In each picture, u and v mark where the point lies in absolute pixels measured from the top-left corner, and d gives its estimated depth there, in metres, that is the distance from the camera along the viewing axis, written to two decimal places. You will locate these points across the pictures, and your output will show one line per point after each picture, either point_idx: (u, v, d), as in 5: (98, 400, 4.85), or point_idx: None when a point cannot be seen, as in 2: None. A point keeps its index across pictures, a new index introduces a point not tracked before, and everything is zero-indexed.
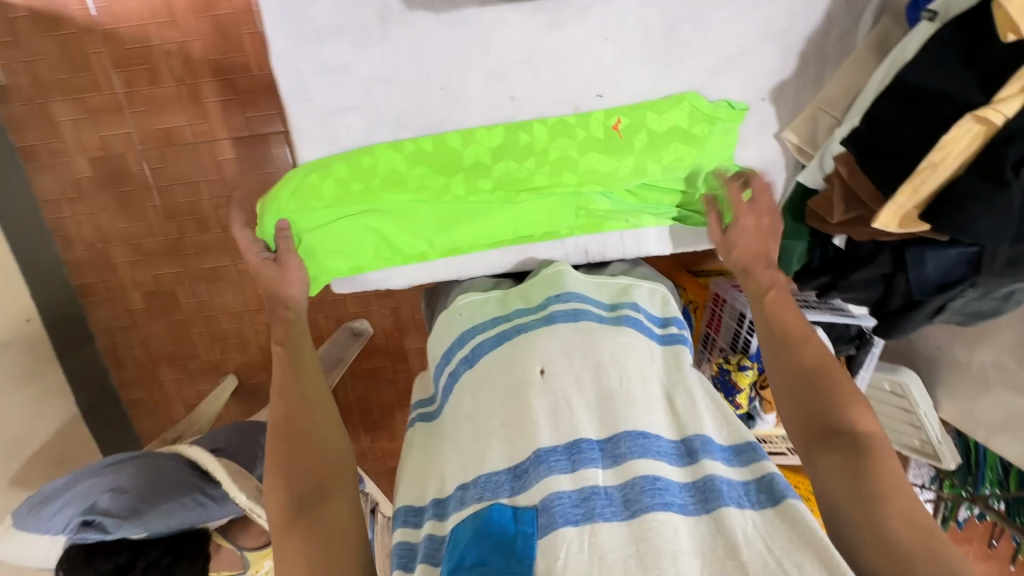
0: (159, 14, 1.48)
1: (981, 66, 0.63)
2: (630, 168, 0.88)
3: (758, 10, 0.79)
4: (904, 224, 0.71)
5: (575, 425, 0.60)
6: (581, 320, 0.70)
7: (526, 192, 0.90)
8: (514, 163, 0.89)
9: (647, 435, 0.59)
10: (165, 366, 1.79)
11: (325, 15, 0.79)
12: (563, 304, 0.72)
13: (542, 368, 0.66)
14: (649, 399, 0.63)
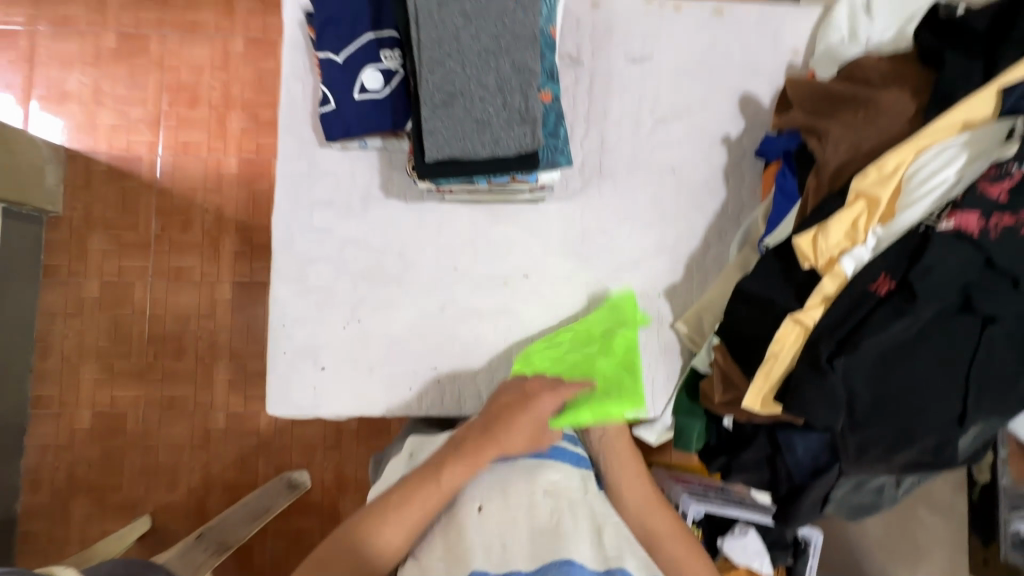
0: (209, 182, 1.84)
1: (796, 284, 0.80)
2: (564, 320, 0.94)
3: (649, 232, 1.02)
4: (766, 406, 0.80)
5: (507, 560, 0.64)
6: (519, 461, 0.78)
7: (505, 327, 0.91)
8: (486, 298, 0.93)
9: (572, 563, 0.61)
10: (89, 495, 1.73)
11: (322, 192, 0.98)
12: None
13: (479, 505, 0.71)
14: (578, 533, 0.66)
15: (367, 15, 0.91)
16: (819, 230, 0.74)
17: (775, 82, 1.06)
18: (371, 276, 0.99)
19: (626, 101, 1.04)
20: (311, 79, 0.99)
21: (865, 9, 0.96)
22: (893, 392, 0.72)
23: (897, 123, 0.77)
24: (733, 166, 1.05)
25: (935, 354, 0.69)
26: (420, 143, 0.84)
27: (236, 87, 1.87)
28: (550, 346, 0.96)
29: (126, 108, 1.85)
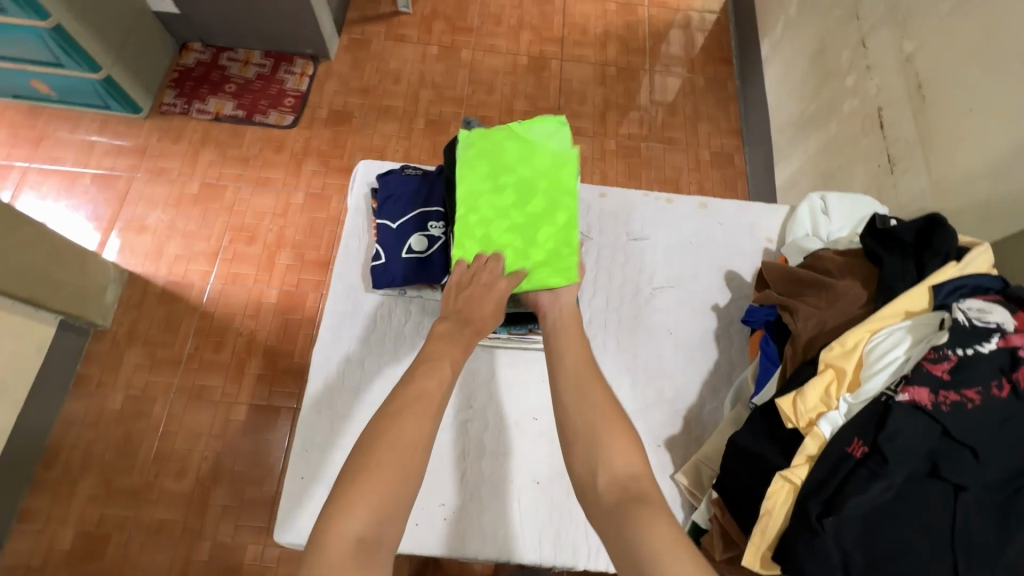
0: (249, 308, 2.02)
1: (782, 442, 0.88)
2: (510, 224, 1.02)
3: (649, 385, 1.13)
4: (765, 565, 0.83)
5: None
6: None
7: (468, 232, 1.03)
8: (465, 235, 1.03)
9: None
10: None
11: (361, 329, 1.13)
12: None
13: None
14: None
15: (421, 194, 1.15)
16: (797, 393, 0.85)
17: (754, 263, 1.25)
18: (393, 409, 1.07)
19: (627, 270, 1.23)
20: (366, 237, 1.19)
21: (822, 213, 1.19)
22: (883, 556, 0.75)
23: (855, 307, 0.92)
24: (723, 330, 1.19)
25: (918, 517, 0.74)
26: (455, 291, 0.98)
27: (289, 231, 2.15)
28: (507, 194, 1.05)
29: (192, 241, 2.12)
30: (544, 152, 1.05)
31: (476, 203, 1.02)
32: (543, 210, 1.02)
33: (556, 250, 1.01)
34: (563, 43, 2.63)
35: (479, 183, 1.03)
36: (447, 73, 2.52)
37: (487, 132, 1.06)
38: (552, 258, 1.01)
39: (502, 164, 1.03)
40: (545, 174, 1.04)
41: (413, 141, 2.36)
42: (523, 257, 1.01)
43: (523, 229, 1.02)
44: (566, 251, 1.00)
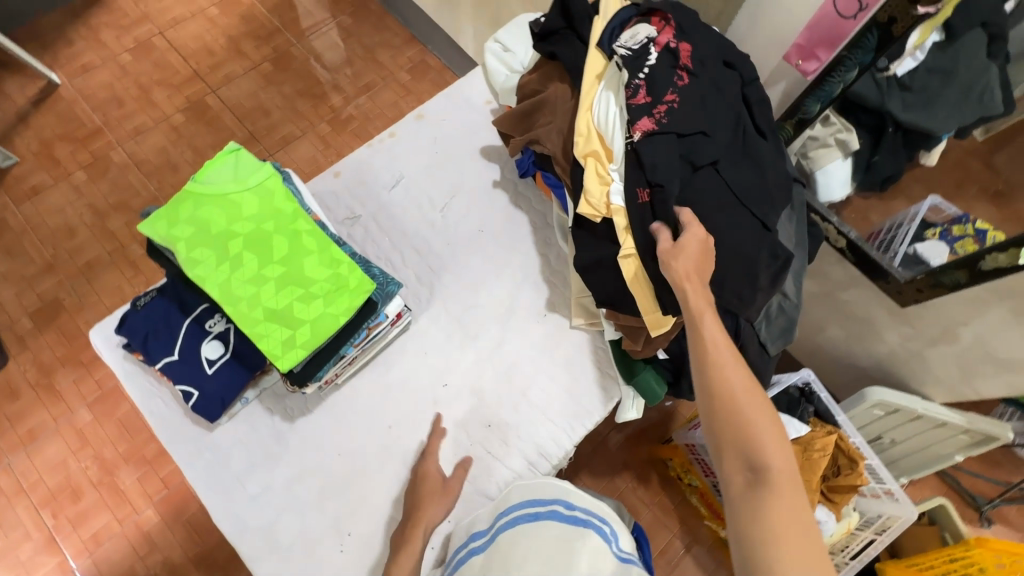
0: (140, 548, 1.71)
1: (606, 235, 0.98)
2: (277, 281, 0.87)
3: (501, 281, 1.18)
4: (662, 323, 0.94)
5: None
6: (519, 525, 0.90)
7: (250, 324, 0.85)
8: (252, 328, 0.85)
9: None
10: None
11: (239, 462, 1.01)
12: (504, 517, 0.93)
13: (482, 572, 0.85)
14: None
15: (176, 310, 1.01)
16: (585, 194, 0.94)
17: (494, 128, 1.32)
18: (332, 492, 1.00)
19: (411, 213, 1.23)
20: (166, 389, 1.04)
21: (503, 51, 1.25)
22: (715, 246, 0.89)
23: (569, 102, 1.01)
24: (516, 195, 1.26)
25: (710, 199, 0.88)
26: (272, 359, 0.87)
27: (107, 450, 1.80)
28: (244, 267, 0.86)
29: (13, 554, 1.69)
30: (244, 196, 0.88)
31: (229, 294, 0.84)
32: (298, 252, 0.88)
33: (334, 276, 0.89)
34: (202, 76, 2.35)
35: (216, 273, 0.85)
36: (118, 187, 2.15)
37: (170, 215, 0.86)
38: (338, 287, 0.88)
39: (217, 236, 0.86)
40: (269, 219, 0.88)
41: (147, 271, 2.03)
42: (313, 303, 0.87)
43: (292, 280, 0.87)
44: (344, 268, 0.89)
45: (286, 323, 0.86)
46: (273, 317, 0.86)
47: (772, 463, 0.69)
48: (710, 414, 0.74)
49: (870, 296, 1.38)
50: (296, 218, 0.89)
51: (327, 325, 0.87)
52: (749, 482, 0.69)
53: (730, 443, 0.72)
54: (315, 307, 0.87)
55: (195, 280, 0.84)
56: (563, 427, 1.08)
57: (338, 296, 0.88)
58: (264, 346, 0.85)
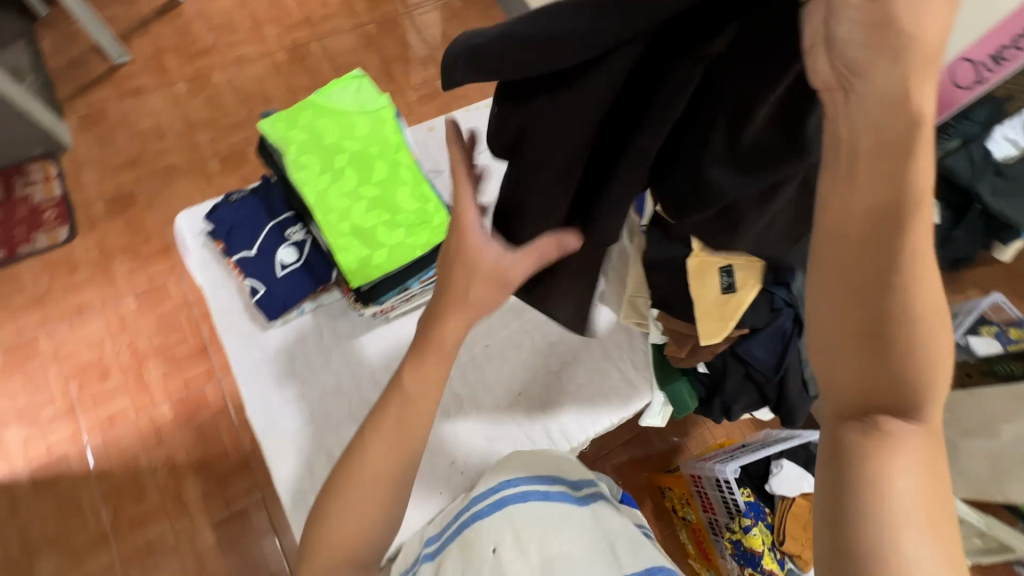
0: (149, 440, 1.77)
1: None
2: (369, 201, 0.92)
3: None
4: (717, 332, 0.94)
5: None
6: (528, 497, 0.82)
7: (336, 233, 0.90)
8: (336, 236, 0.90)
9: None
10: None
11: (281, 366, 1.06)
12: (510, 488, 0.84)
13: (494, 545, 0.75)
14: (589, 555, 0.71)
15: (262, 212, 1.07)
16: None
17: None
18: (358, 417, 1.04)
19: None
20: (233, 282, 1.10)
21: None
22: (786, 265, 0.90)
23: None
24: None
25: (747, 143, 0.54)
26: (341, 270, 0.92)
27: (141, 341, 1.88)
28: (343, 180, 0.92)
29: (35, 415, 1.77)
30: (360, 119, 0.95)
31: (324, 201, 0.90)
32: (394, 179, 0.94)
33: (420, 210, 0.94)
34: (310, 23, 2.48)
35: (316, 177, 0.91)
36: (211, 105, 2.27)
37: (291, 117, 0.94)
38: (421, 221, 0.93)
39: (326, 146, 0.92)
40: (375, 144, 0.95)
41: (218, 187, 2.13)
42: (394, 230, 0.92)
43: (382, 203, 0.93)
44: (431, 205, 0.94)
45: (365, 240, 0.90)
46: (355, 232, 0.90)
47: (920, 383, 0.45)
48: (844, 323, 0.46)
49: None
50: (399, 149, 0.96)
51: (401, 252, 0.91)
52: (875, 423, 0.46)
53: (853, 366, 0.46)
54: (396, 234, 0.92)
55: (295, 180, 0.91)
56: (588, 413, 1.10)
57: (419, 228, 0.93)
58: (339, 256, 0.89)
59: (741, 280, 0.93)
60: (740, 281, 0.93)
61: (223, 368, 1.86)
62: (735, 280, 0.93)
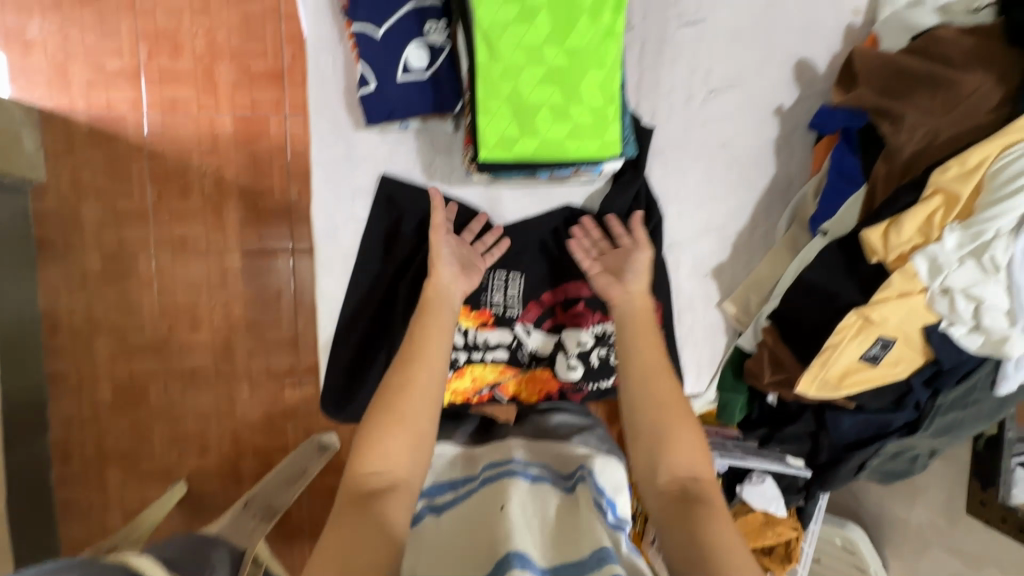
0: (203, 141, 1.71)
1: (859, 276, 0.80)
2: (540, 67, 0.76)
3: (700, 212, 1.02)
4: (819, 390, 0.84)
5: (528, 544, 0.61)
6: (538, 479, 0.73)
7: (484, 86, 0.76)
8: (483, 78, 0.76)
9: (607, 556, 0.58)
10: (125, 467, 1.78)
11: (363, 180, 0.94)
12: (522, 465, 0.74)
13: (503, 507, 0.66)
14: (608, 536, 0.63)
15: None
16: (892, 223, 0.74)
17: (832, 46, 1.01)
18: (406, 280, 0.94)
19: (678, 72, 0.99)
20: (343, 53, 0.90)
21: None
22: (963, 402, 0.79)
23: (982, 116, 0.74)
24: (785, 138, 1.02)
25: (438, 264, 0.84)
26: (475, 130, 0.80)
27: (220, 35, 1.68)
28: (521, 21, 0.75)
29: (100, 61, 1.66)
30: None
31: (495, 36, 0.75)
32: (587, 52, 0.76)
33: (600, 111, 0.78)
34: None
35: (498, 6, 0.74)
36: None
37: None
38: (598, 124, 0.78)
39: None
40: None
41: None
42: (559, 121, 0.77)
43: (558, 79, 0.76)
44: (612, 110, 0.79)
45: (516, 112, 0.77)
46: (509, 96, 0.77)
47: None
48: None
49: (946, 476, 1.31)
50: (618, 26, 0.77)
51: (552, 148, 0.78)
52: None
53: None
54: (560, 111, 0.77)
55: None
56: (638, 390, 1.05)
57: (587, 133, 0.78)
58: (481, 118, 0.78)
59: (890, 360, 0.79)
60: (890, 360, 0.79)
61: (292, 108, 1.72)
62: (884, 356, 0.79)
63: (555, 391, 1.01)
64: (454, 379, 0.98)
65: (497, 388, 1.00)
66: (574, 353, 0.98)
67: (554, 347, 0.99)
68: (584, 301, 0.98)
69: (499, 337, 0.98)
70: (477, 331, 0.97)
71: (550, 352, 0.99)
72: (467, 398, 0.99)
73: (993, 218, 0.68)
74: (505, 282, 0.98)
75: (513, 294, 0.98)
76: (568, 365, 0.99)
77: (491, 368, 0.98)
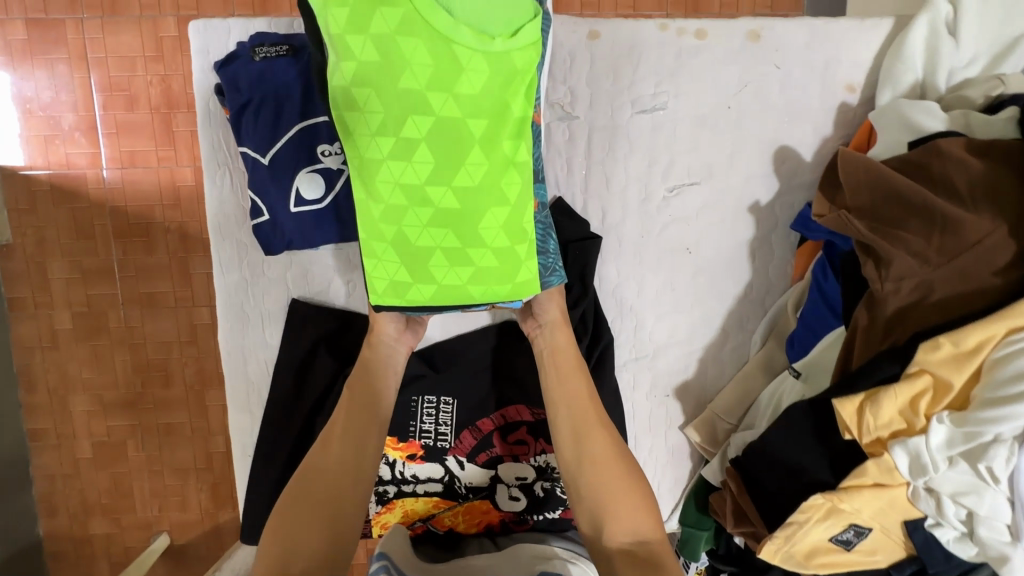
0: (166, 195, 1.33)
1: (830, 448, 0.67)
2: (428, 205, 0.64)
3: (660, 325, 0.89)
4: (782, 564, 0.72)
5: None
6: None
7: (367, 230, 0.66)
8: (364, 220, 0.66)
9: None
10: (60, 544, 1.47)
11: (271, 304, 0.85)
12: None
13: None
14: None
15: (297, 99, 0.72)
16: (868, 399, 0.61)
17: (821, 130, 0.85)
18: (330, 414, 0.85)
19: (633, 166, 0.85)
20: (241, 168, 0.81)
21: (946, 36, 0.76)
22: None
23: (985, 274, 0.60)
24: (762, 239, 0.87)
25: (373, 388, 0.77)
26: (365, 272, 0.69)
27: (178, 83, 1.29)
28: (400, 155, 0.63)
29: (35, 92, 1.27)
30: (481, 82, 0.62)
31: (371, 175, 0.64)
32: (483, 187, 0.64)
33: (506, 251, 0.67)
34: None
35: (370, 139, 0.63)
36: None
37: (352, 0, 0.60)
38: (506, 265, 0.67)
39: (402, 95, 0.61)
40: (484, 116, 0.63)
41: None
42: (457, 265, 0.66)
43: (451, 218, 0.65)
44: (522, 248, 0.67)
45: (404, 257, 0.66)
46: (393, 240, 0.66)
47: None
48: None
49: None
50: (523, 152, 0.66)
51: (451, 296, 0.67)
52: None
53: None
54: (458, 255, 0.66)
55: (340, 123, 0.63)
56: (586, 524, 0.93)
57: (493, 276, 0.67)
58: (367, 262, 0.68)
59: (866, 547, 0.66)
60: (865, 548, 0.66)
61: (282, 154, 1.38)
62: (858, 543, 0.66)
63: (496, 523, 0.90)
64: (382, 513, 0.89)
65: (431, 520, 0.90)
66: (514, 485, 0.88)
67: (492, 477, 0.88)
68: (526, 426, 0.87)
69: (429, 471, 0.87)
70: (405, 463, 0.87)
71: (488, 483, 0.88)
72: (398, 532, 0.90)
73: (993, 420, 0.54)
74: (435, 408, 0.87)
75: (445, 423, 0.87)
76: (509, 496, 0.89)
77: (422, 502, 0.89)
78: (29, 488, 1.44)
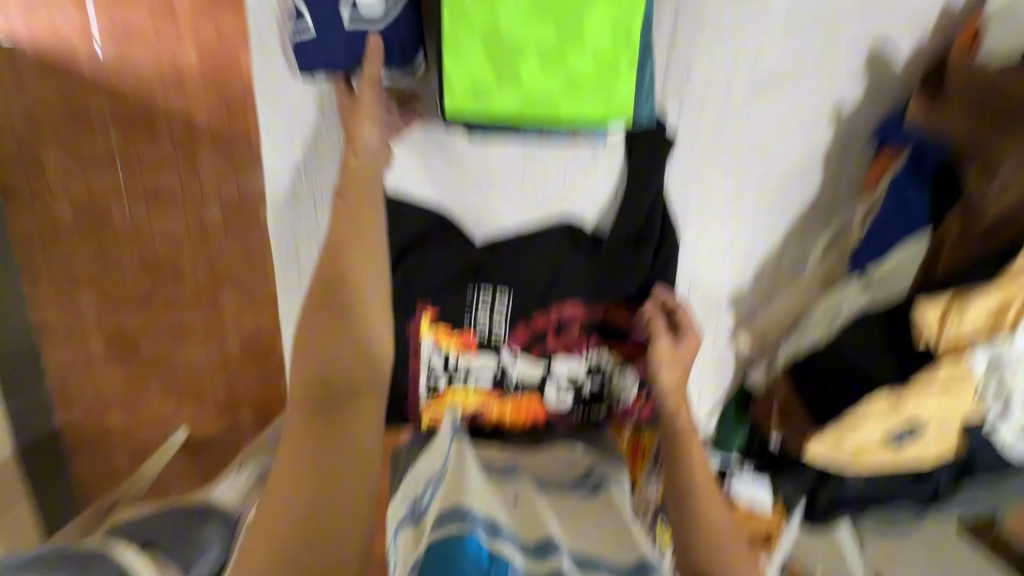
0: (169, 73, 1.07)
1: (893, 357, 0.69)
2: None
3: (723, 232, 0.88)
4: (830, 462, 0.75)
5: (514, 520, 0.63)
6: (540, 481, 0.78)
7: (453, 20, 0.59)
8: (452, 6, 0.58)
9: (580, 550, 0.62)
10: (81, 432, 1.44)
11: None
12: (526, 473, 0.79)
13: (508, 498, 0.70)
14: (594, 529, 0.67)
15: None
16: (957, 302, 0.62)
17: (919, 33, 0.78)
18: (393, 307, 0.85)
19: (717, 61, 0.79)
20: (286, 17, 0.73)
21: None
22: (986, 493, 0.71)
23: None
24: (836, 151, 0.84)
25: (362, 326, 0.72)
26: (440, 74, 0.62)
27: None
28: None
29: None
30: None
31: None
32: None
33: (608, 63, 0.60)
34: None
35: None
36: None
37: None
38: (604, 81, 0.60)
39: None
40: None
41: None
42: (551, 74, 0.60)
43: (555, 14, 0.58)
44: (624, 66, 0.61)
45: (493, 57, 0.59)
46: (484, 32, 0.59)
47: None
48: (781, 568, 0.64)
49: None
50: None
51: (538, 110, 0.61)
52: None
53: None
54: (553, 64, 0.60)
55: None
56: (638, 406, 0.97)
57: (587, 91, 0.61)
58: (447, 60, 0.60)
59: (915, 445, 0.70)
60: (916, 448, 0.70)
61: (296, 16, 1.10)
62: (908, 442, 0.69)
63: (543, 419, 0.89)
64: (431, 405, 0.88)
65: (480, 415, 0.88)
66: (563, 384, 0.87)
67: (542, 376, 0.87)
68: (579, 325, 0.86)
69: (483, 364, 0.86)
70: (460, 356, 0.86)
71: (538, 380, 0.86)
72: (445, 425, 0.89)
73: None
74: (489, 304, 0.85)
75: (499, 317, 0.85)
76: (557, 395, 0.87)
77: (474, 396, 0.87)
78: (46, 378, 1.40)
